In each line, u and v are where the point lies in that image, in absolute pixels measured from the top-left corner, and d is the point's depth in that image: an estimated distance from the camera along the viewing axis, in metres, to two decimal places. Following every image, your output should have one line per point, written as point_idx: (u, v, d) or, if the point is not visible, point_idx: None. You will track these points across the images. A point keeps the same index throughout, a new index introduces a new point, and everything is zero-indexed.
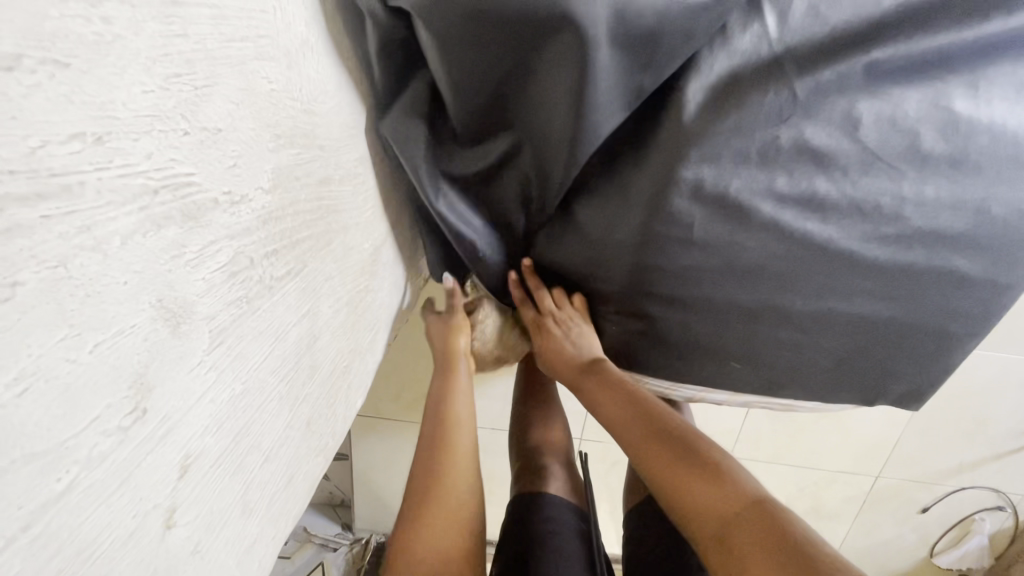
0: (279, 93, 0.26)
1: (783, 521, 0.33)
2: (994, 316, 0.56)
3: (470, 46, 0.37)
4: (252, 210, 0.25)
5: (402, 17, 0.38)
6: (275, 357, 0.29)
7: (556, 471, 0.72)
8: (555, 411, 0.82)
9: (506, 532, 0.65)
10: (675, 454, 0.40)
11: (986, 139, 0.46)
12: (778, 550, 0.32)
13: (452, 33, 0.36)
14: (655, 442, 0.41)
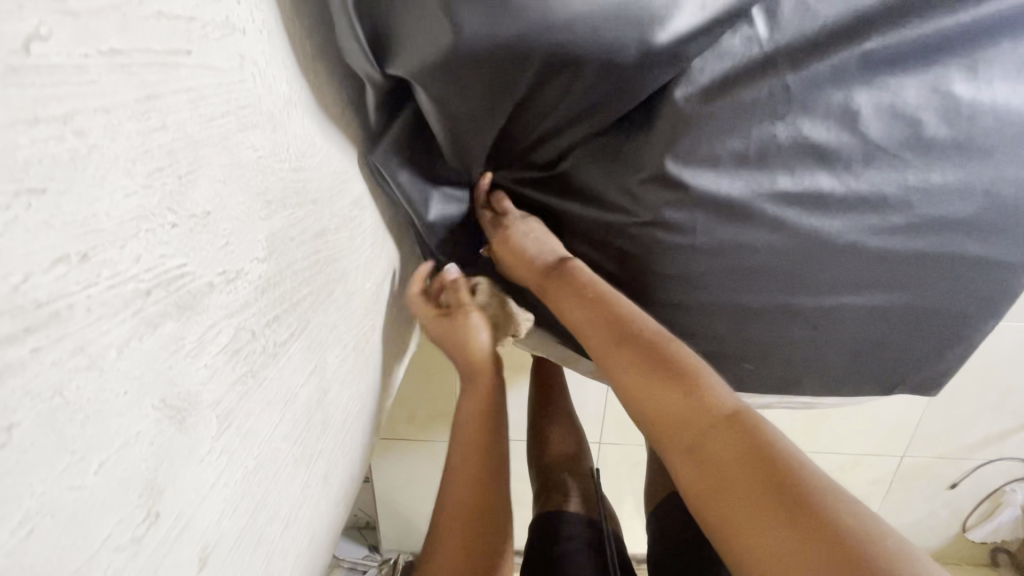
0: (266, 159, 0.26)
1: (758, 433, 0.30)
2: (1011, 296, 0.54)
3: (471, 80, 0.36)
4: (250, 281, 0.24)
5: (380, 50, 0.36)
6: (286, 422, 0.28)
7: (576, 486, 0.71)
8: (570, 424, 0.82)
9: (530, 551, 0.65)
10: (648, 364, 0.37)
11: (990, 120, 0.45)
12: (745, 461, 0.29)
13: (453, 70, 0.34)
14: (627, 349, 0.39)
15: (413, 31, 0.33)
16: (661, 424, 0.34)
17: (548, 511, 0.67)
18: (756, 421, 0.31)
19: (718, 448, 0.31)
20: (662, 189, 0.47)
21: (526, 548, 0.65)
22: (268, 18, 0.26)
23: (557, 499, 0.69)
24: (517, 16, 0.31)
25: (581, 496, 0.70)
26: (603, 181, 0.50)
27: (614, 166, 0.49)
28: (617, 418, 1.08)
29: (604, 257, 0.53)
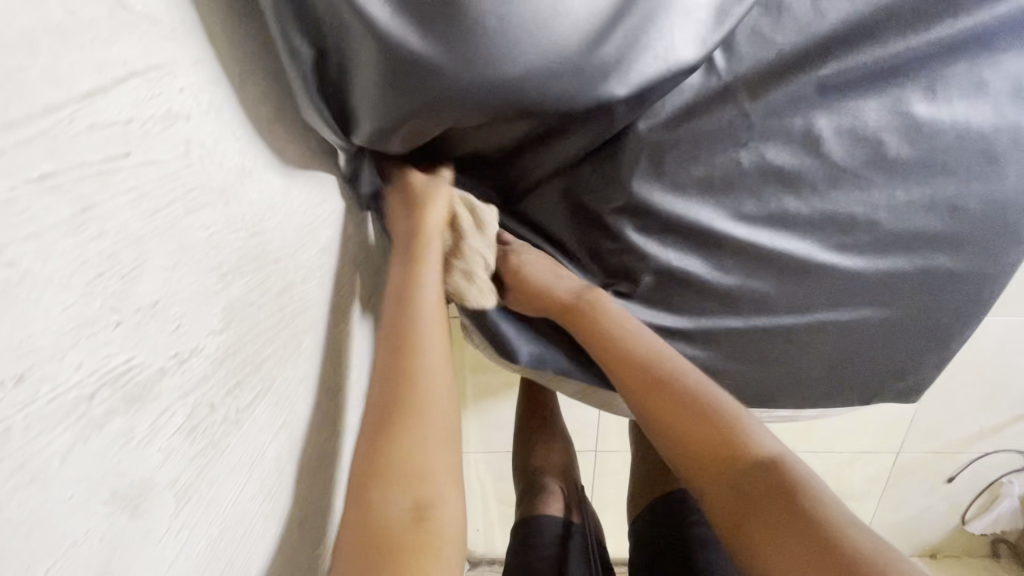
0: (220, 234, 0.26)
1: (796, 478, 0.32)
2: (985, 305, 0.55)
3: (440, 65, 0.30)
4: (206, 356, 0.25)
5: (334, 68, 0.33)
6: (254, 481, 0.29)
7: (559, 492, 0.73)
8: (556, 431, 0.83)
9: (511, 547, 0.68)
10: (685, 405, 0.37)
11: (952, 137, 0.45)
12: (788, 506, 0.30)
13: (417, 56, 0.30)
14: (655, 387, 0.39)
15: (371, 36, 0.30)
16: (703, 468, 0.34)
17: (530, 514, 0.69)
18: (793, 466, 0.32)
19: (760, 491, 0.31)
20: (631, 220, 0.47)
21: (507, 550, 0.67)
22: (215, 96, 0.26)
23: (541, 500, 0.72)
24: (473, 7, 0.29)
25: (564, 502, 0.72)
26: (572, 217, 0.50)
27: (582, 200, 0.49)
28: (611, 426, 1.08)
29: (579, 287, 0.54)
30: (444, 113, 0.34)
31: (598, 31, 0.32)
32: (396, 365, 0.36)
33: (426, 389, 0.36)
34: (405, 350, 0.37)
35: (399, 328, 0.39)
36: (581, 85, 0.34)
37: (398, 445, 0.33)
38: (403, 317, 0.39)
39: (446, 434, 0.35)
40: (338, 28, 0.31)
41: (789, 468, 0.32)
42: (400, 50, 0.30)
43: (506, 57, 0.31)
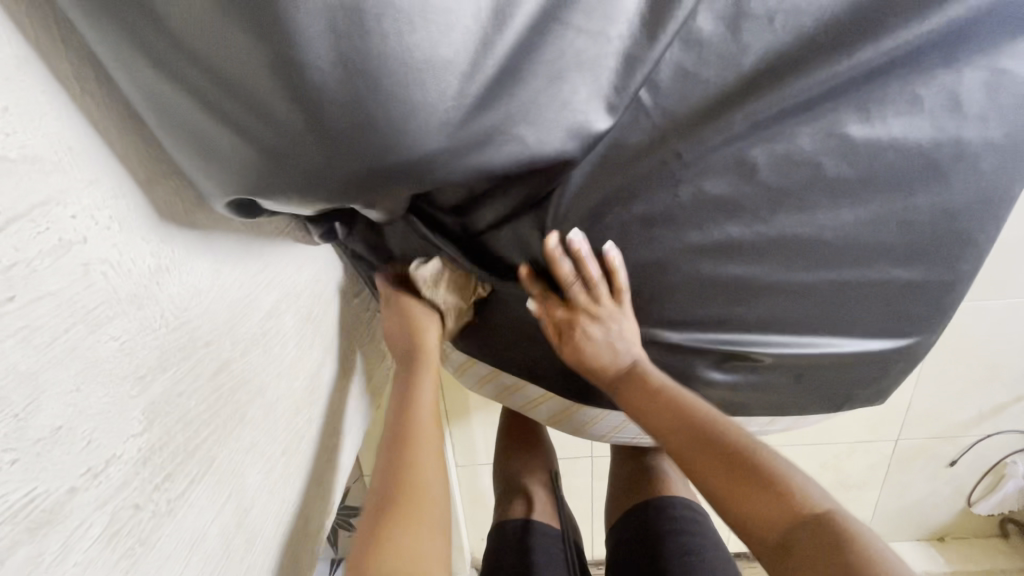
0: (131, 340, 0.27)
1: (839, 530, 0.39)
2: (945, 310, 0.54)
3: (279, 72, 0.25)
4: (125, 462, 0.26)
5: (163, 108, 0.27)
6: (194, 563, 0.31)
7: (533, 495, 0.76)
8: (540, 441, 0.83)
9: (489, 546, 0.71)
10: (738, 474, 0.44)
11: (891, 154, 0.45)
12: (834, 554, 0.38)
13: (249, 61, 0.25)
14: (709, 455, 0.46)
15: (192, 43, 0.24)
16: (759, 524, 0.42)
17: (504, 516, 0.73)
18: (836, 520, 0.40)
19: (807, 541, 0.40)
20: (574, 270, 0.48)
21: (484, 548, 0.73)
22: (117, 208, 0.27)
23: (520, 505, 0.74)
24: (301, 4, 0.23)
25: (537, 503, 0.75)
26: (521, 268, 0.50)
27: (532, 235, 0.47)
28: None
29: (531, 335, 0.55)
30: (357, 188, 0.31)
31: (498, 93, 0.31)
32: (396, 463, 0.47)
33: (424, 476, 0.47)
34: (409, 441, 0.49)
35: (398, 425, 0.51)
36: (496, 146, 0.33)
37: (391, 535, 0.42)
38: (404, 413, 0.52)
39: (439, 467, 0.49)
40: (168, 84, 0.26)
41: (842, 522, 0.40)
42: (259, 102, 0.26)
43: (395, 125, 0.28)
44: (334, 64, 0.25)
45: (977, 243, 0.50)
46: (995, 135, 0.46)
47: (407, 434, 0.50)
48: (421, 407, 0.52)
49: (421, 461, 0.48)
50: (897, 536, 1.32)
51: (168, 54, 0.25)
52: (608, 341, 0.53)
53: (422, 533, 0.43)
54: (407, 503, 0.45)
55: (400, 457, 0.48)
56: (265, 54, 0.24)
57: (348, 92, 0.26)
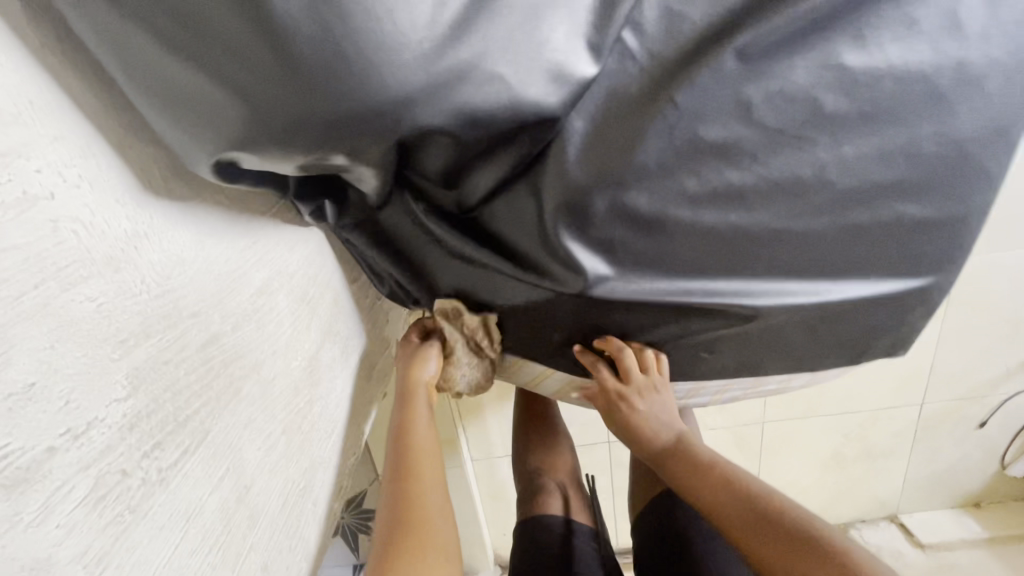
0: (110, 303, 0.27)
1: None
2: (960, 250, 0.52)
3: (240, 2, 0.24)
4: (108, 427, 0.25)
5: (130, 60, 0.27)
6: (193, 536, 0.30)
7: (563, 492, 0.73)
8: (559, 427, 0.80)
9: (517, 549, 0.68)
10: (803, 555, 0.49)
11: (891, 83, 0.43)
12: None
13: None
14: (772, 537, 0.51)
15: None
16: None
17: (528, 513, 0.70)
18: None
19: None
20: (566, 224, 0.45)
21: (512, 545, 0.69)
22: (86, 167, 0.26)
23: (545, 500, 0.71)
24: None
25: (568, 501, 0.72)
26: (516, 233, 0.48)
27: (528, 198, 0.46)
28: None
29: (526, 300, 0.52)
30: (337, 136, 0.30)
31: (472, 28, 0.30)
32: (404, 490, 0.55)
33: (426, 483, 0.56)
34: (411, 467, 0.57)
35: (404, 451, 0.58)
36: (477, 85, 0.31)
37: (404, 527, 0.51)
38: (407, 432, 0.59)
39: (440, 481, 0.58)
40: (134, 33, 0.26)
41: None
42: (228, 43, 0.26)
43: (365, 59, 0.27)
44: None
45: (989, 173, 0.48)
46: (998, 56, 0.44)
47: (410, 455, 0.58)
48: (419, 428, 0.60)
49: (422, 466, 0.57)
50: (930, 506, 1.28)
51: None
52: (659, 411, 0.62)
53: (424, 526, 0.52)
54: (412, 504, 0.53)
55: (405, 473, 0.56)
56: None
57: (317, 23, 0.25)
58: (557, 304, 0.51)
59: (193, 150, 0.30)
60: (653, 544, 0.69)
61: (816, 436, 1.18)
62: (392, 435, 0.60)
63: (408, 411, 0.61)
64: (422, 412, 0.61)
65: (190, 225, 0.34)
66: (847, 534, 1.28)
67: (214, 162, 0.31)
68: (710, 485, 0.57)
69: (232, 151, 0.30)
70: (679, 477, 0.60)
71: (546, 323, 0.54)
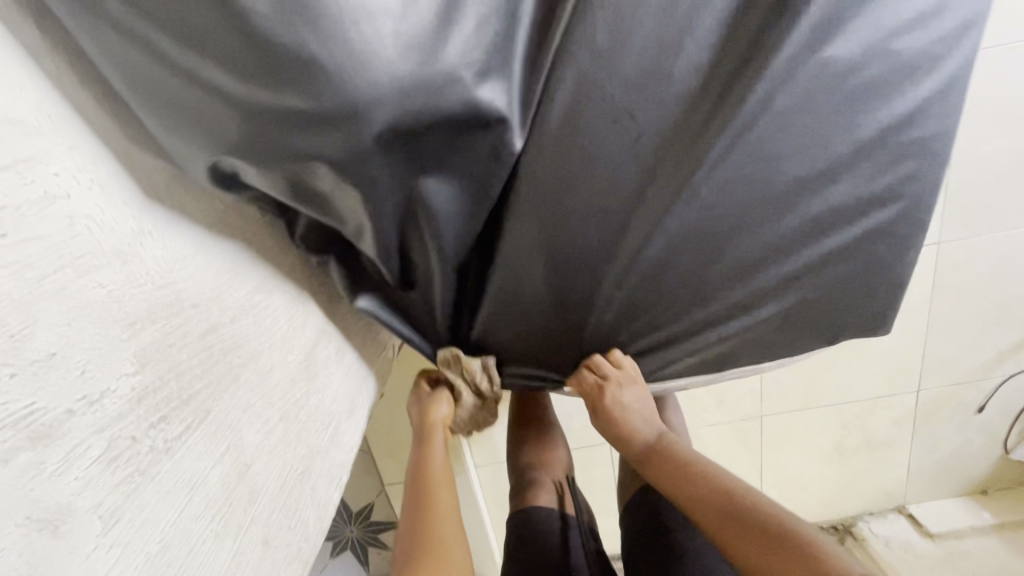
0: (120, 290, 0.30)
1: None
2: (910, 224, 0.56)
3: (228, 24, 0.29)
4: (119, 397, 0.29)
5: (138, 80, 0.31)
6: (197, 502, 0.33)
7: (555, 488, 0.75)
8: (552, 424, 0.82)
9: (508, 540, 0.70)
10: (757, 534, 0.51)
11: (826, 73, 0.47)
12: None
13: (204, 21, 0.29)
14: (730, 521, 0.53)
15: (160, 13, 0.29)
16: None
17: (520, 504, 0.72)
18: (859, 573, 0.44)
19: None
20: (549, 215, 0.50)
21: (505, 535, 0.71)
22: (97, 173, 0.30)
23: (537, 494, 0.73)
24: None
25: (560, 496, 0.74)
26: (541, 226, 0.50)
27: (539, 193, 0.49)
28: None
29: (560, 291, 0.54)
30: (317, 141, 0.34)
31: (430, 38, 0.34)
32: (421, 518, 0.58)
33: (442, 508, 0.59)
34: (428, 496, 0.60)
35: (421, 484, 0.62)
36: (440, 91, 0.35)
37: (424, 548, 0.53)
38: (422, 468, 0.64)
39: (457, 507, 0.60)
40: (141, 56, 0.30)
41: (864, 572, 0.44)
42: (219, 58, 0.30)
43: (336, 67, 0.31)
44: (273, 10, 0.29)
45: (922, 151, 0.53)
46: (919, 44, 0.48)
47: (427, 484, 0.62)
48: (435, 463, 0.65)
49: (438, 494, 0.60)
50: (938, 495, 1.27)
51: (138, 22, 0.29)
52: (638, 406, 0.67)
53: (439, 544, 0.54)
54: (430, 527, 0.56)
55: (423, 501, 0.60)
56: (217, 9, 0.29)
57: (293, 39, 0.30)
58: (592, 289, 0.54)
59: (192, 155, 0.35)
60: (640, 534, 0.72)
61: (816, 428, 1.19)
62: (412, 472, 0.65)
63: (426, 449, 0.67)
64: (438, 449, 0.66)
65: (190, 226, 0.38)
66: (856, 527, 1.28)
67: (210, 165, 0.35)
68: (687, 481, 0.59)
69: (226, 154, 0.35)
70: (656, 471, 0.63)
71: (579, 314, 0.57)
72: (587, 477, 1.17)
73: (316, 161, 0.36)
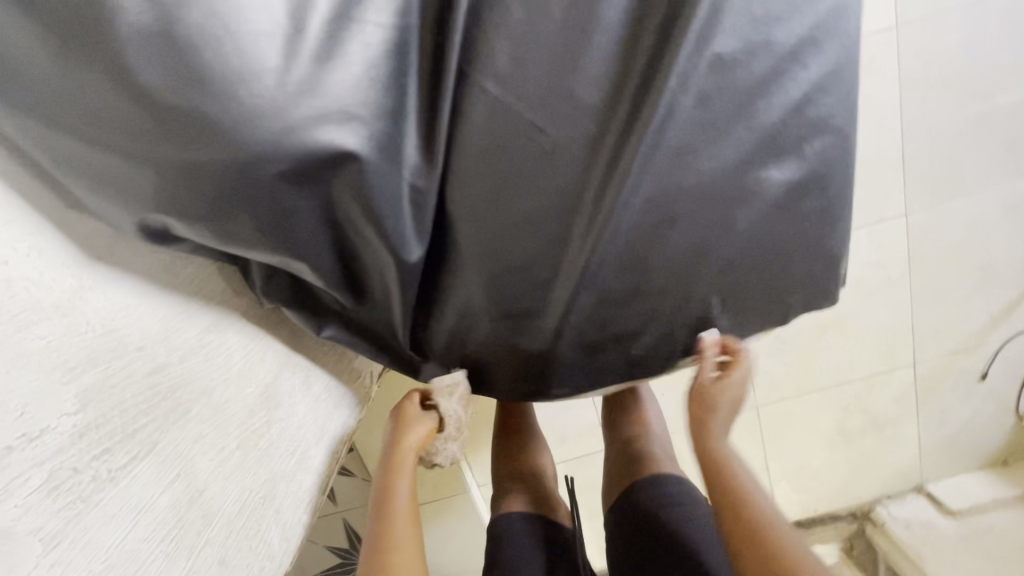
0: (59, 339, 0.34)
1: None
2: (833, 200, 0.58)
3: (130, 97, 0.34)
4: (61, 433, 0.33)
5: (64, 157, 0.36)
6: (144, 524, 0.37)
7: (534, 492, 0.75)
8: (533, 433, 0.84)
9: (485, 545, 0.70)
10: (756, 537, 0.52)
11: (715, 68, 0.49)
12: None
13: (111, 99, 0.34)
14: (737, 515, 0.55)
15: (74, 98, 0.35)
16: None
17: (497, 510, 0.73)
18: None
19: None
20: (483, 227, 0.53)
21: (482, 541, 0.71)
22: (34, 241, 0.35)
23: (512, 499, 0.74)
24: (126, 45, 0.33)
25: (542, 499, 0.75)
26: (478, 238, 0.54)
27: (469, 208, 0.52)
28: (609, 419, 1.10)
29: (504, 300, 0.57)
30: (227, 187, 0.39)
31: (315, 83, 0.38)
32: (379, 560, 0.58)
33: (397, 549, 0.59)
34: (386, 533, 0.60)
35: (382, 521, 0.62)
36: (336, 124, 0.39)
37: None
38: (386, 503, 0.64)
39: (414, 549, 0.60)
40: (65, 136, 0.36)
41: None
42: (128, 127, 0.35)
43: (229, 121, 0.36)
44: (165, 82, 0.34)
45: (829, 129, 0.55)
46: (803, 30, 0.51)
47: (387, 521, 0.62)
48: (399, 496, 0.65)
49: (397, 533, 0.61)
50: (956, 470, 1.24)
51: (58, 108, 0.35)
52: (728, 412, 0.68)
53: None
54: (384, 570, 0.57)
55: (381, 541, 0.60)
56: (119, 88, 0.34)
57: (187, 103, 0.35)
58: (535, 294, 0.57)
59: (121, 215, 0.39)
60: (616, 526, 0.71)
61: (817, 414, 1.17)
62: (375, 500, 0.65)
63: (394, 478, 0.67)
64: (404, 483, 0.67)
65: (134, 278, 0.42)
66: (875, 512, 1.24)
67: (138, 223, 0.40)
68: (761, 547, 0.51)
69: (149, 210, 0.39)
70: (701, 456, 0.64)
71: (530, 323, 0.59)
72: (589, 485, 1.17)
73: (231, 207, 0.40)
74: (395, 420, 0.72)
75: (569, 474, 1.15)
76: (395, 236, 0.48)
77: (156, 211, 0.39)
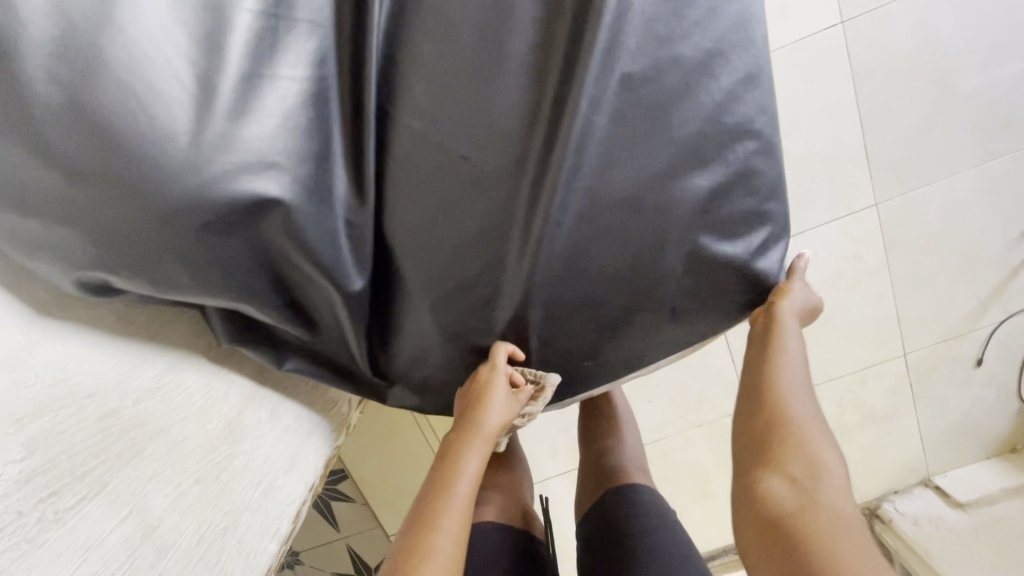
0: (6, 392, 0.38)
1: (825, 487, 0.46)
2: (764, 201, 0.59)
3: (53, 166, 0.38)
4: (6, 480, 0.37)
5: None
6: (92, 562, 0.41)
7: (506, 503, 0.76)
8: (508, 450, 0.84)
9: None
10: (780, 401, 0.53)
11: (623, 87, 0.52)
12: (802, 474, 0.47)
13: (37, 172, 0.38)
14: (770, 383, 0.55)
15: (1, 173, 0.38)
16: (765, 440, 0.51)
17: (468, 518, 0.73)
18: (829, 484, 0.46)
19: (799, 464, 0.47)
20: (420, 253, 0.54)
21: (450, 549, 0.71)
22: None
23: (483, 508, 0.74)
24: (42, 122, 0.37)
25: (517, 512, 0.76)
26: (416, 265, 0.55)
27: (405, 236, 0.54)
28: None
29: (450, 322, 0.58)
30: (154, 239, 0.42)
31: (228, 138, 0.42)
32: (439, 489, 0.55)
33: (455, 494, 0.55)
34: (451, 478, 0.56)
35: (450, 466, 0.57)
36: (255, 173, 0.43)
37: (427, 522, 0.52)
38: (459, 454, 0.59)
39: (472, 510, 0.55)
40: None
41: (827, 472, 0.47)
42: (56, 194, 0.39)
43: (147, 180, 0.40)
44: (84, 153, 0.38)
45: (746, 135, 0.57)
46: (706, 46, 0.54)
47: (455, 464, 0.58)
48: (471, 458, 0.58)
49: (461, 485, 0.56)
50: (962, 460, 1.21)
51: None
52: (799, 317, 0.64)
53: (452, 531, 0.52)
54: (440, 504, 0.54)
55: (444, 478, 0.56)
56: (42, 161, 0.38)
57: (107, 168, 0.39)
58: (481, 314, 0.58)
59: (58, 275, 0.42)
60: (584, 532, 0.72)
61: None
62: (448, 442, 0.60)
63: (472, 435, 0.59)
64: (474, 449, 0.59)
65: (85, 330, 0.46)
66: (882, 509, 1.21)
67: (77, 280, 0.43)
68: (802, 488, 0.45)
69: (83, 267, 0.42)
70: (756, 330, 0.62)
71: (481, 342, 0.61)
72: None
73: (161, 257, 0.43)
74: (473, 387, 0.62)
75: (564, 488, 1.15)
76: (331, 270, 0.50)
77: (91, 267, 0.42)
